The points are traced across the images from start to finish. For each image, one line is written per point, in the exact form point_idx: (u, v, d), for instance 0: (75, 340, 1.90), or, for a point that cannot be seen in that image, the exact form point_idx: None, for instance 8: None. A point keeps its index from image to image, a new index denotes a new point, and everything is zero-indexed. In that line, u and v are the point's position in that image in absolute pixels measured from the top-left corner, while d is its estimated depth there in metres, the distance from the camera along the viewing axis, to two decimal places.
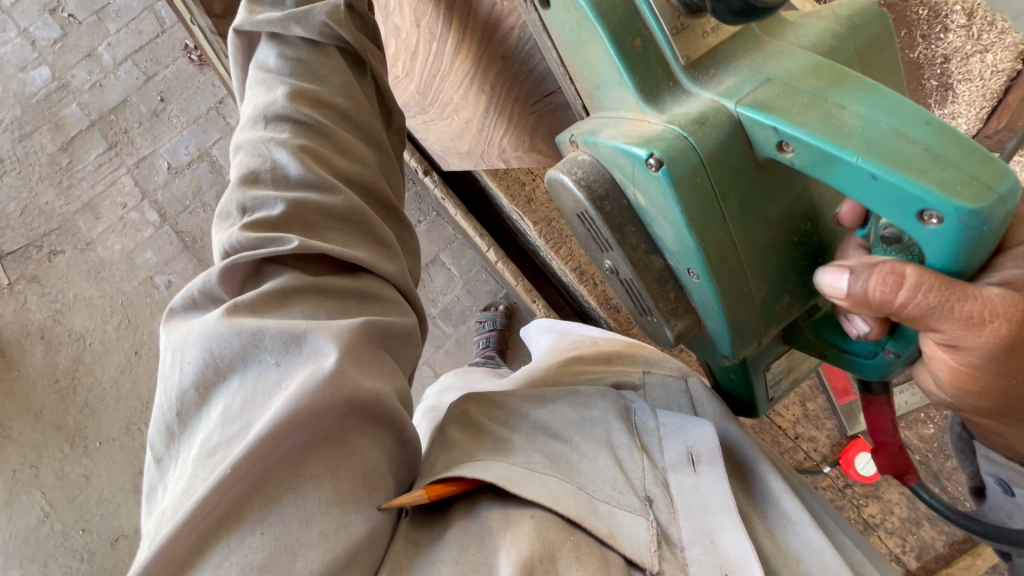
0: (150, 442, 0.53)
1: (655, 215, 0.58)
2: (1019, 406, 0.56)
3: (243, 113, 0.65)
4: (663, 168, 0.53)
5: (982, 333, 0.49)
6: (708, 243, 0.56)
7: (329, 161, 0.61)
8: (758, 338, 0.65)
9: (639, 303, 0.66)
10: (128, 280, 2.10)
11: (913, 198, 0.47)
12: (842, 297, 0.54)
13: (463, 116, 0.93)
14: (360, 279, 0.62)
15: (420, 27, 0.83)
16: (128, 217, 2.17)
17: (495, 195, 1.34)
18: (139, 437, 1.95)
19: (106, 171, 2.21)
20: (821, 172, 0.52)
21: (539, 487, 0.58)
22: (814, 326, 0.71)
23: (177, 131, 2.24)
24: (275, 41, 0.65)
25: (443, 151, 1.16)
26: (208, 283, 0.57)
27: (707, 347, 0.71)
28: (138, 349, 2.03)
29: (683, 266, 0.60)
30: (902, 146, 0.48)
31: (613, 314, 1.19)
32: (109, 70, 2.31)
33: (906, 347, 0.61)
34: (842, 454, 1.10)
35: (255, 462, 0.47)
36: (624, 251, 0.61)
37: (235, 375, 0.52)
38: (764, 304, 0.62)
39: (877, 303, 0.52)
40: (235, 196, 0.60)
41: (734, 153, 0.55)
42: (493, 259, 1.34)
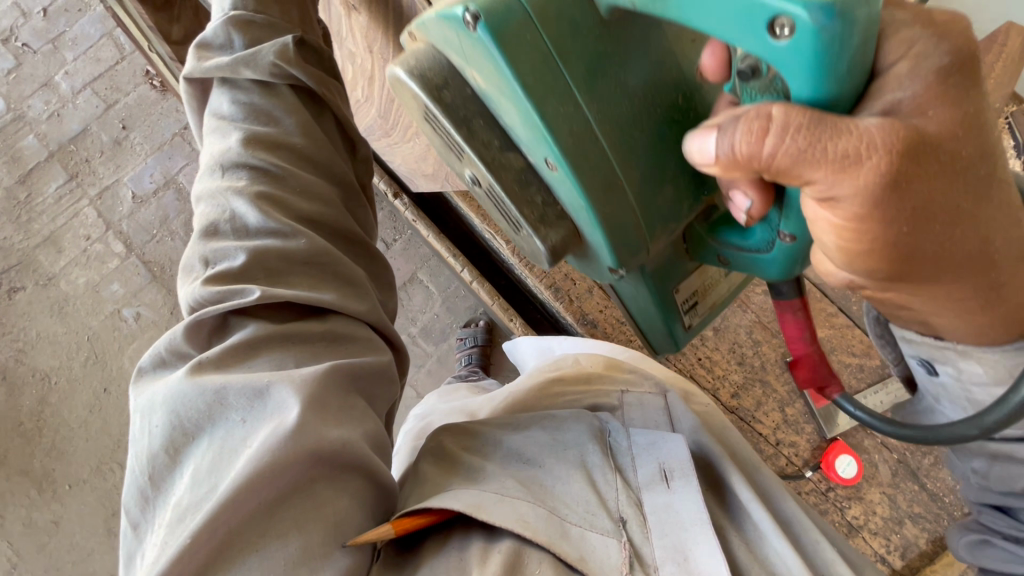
0: (122, 508, 0.51)
1: (498, 98, 0.52)
2: (921, 263, 0.47)
3: (201, 160, 0.63)
4: (480, 23, 0.46)
5: (862, 175, 0.40)
6: (553, 118, 0.49)
7: (288, 204, 0.60)
8: (643, 245, 0.60)
9: (509, 215, 0.60)
10: (95, 314, 2.03)
11: (759, 7, 0.40)
12: (712, 164, 0.45)
13: (425, 140, 0.91)
14: (327, 321, 0.60)
15: (374, 53, 0.83)
16: (92, 248, 2.10)
17: (467, 215, 1.33)
18: (111, 477, 1.87)
19: (68, 202, 2.14)
20: (661, 6, 0.45)
21: (509, 513, 0.57)
22: (712, 228, 0.65)
23: (140, 159, 2.19)
24: (226, 86, 0.63)
25: (410, 174, 1.14)
26: (174, 340, 0.55)
27: (592, 263, 0.65)
28: (108, 386, 1.96)
29: (541, 158, 0.53)
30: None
31: (590, 330, 1.18)
32: (67, 99, 2.25)
33: (799, 226, 0.54)
34: (823, 458, 1.14)
35: (219, 526, 0.45)
36: (476, 150, 0.55)
37: (202, 435, 0.50)
38: (642, 195, 0.56)
39: (744, 160, 0.43)
40: (197, 249, 0.58)
41: (568, 6, 0.49)
42: (467, 279, 1.32)
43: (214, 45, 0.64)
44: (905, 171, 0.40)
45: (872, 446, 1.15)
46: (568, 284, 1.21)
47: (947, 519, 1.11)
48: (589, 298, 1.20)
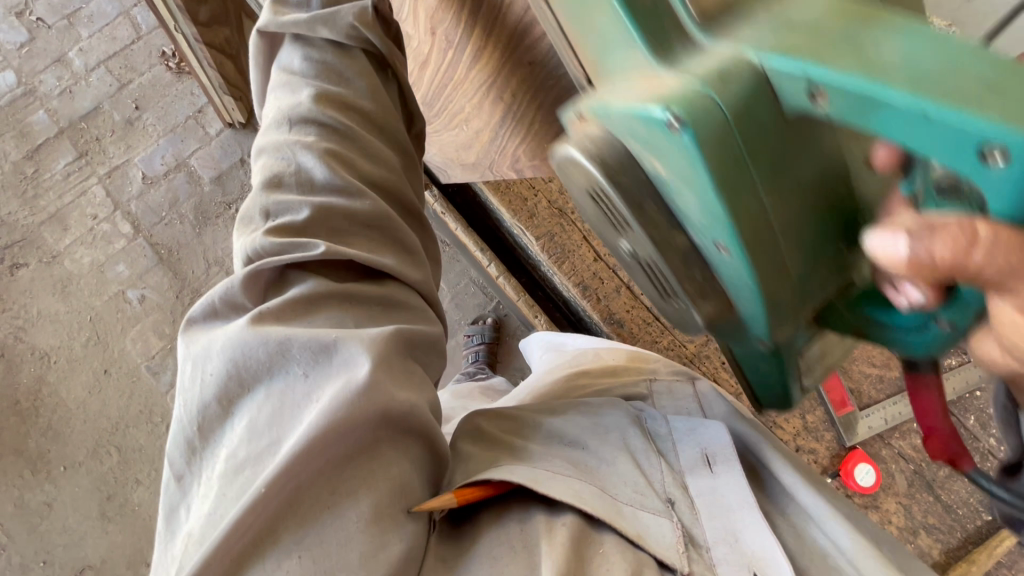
0: (166, 457, 0.48)
1: (676, 188, 0.45)
2: None
3: (266, 115, 0.62)
4: (684, 126, 0.40)
5: None
6: (739, 211, 0.43)
7: (353, 164, 0.59)
8: (795, 317, 0.52)
9: (662, 285, 0.55)
10: (98, 294, 2.00)
11: (969, 139, 0.34)
12: (898, 264, 0.38)
13: (474, 126, 0.90)
14: (385, 285, 0.58)
15: (435, 36, 0.81)
16: (99, 228, 2.07)
17: (496, 211, 1.34)
18: (107, 461, 1.84)
19: (76, 180, 2.12)
20: (863, 122, 0.38)
21: (564, 488, 0.56)
22: (851, 301, 0.54)
23: (152, 140, 2.16)
24: (299, 43, 0.63)
25: (445, 163, 1.14)
26: (230, 289, 0.53)
27: (733, 334, 0.56)
28: (108, 368, 1.93)
29: (708, 240, 0.47)
30: (955, 79, 0.35)
31: (616, 329, 1.18)
32: (80, 76, 2.22)
33: (963, 316, 0.44)
34: (841, 466, 1.15)
35: (288, 481, 0.44)
36: (645, 230, 0.49)
37: (261, 387, 0.48)
38: (802, 276, 0.49)
39: (944, 267, 0.36)
40: (258, 200, 0.56)
41: (760, 103, 0.41)
42: (493, 274, 1.33)
43: (292, 3, 0.65)
44: None
45: (890, 456, 1.17)
46: (597, 283, 1.21)
47: (960, 531, 1.13)
48: (616, 297, 1.20)
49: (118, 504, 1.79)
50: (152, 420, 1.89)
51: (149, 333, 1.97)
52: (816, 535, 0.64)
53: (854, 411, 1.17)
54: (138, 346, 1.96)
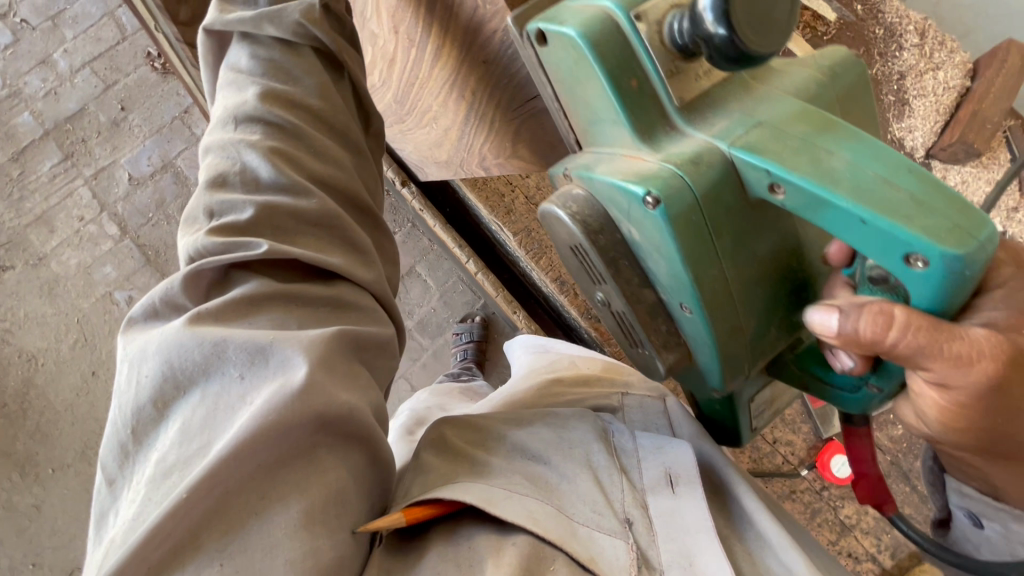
0: (98, 461, 0.45)
1: (649, 251, 0.56)
2: (1003, 441, 0.52)
3: (213, 115, 0.60)
4: (660, 207, 0.51)
5: (972, 373, 0.47)
6: (702, 279, 0.54)
7: (300, 162, 0.56)
8: (746, 370, 0.63)
9: (630, 335, 0.64)
10: (85, 296, 2.00)
11: (900, 241, 0.46)
12: (832, 336, 0.51)
13: (442, 125, 0.90)
14: (334, 286, 0.54)
15: (398, 33, 0.81)
16: (85, 230, 2.07)
17: (474, 206, 1.34)
18: (96, 462, 1.83)
19: (62, 182, 2.11)
20: (811, 213, 0.50)
21: (520, 510, 0.57)
22: (799, 359, 0.67)
23: (138, 141, 2.16)
24: (247, 41, 0.62)
25: (420, 161, 1.14)
26: (170, 289, 0.50)
27: (697, 380, 0.68)
28: (96, 370, 1.93)
29: (675, 300, 0.58)
30: (888, 192, 0.47)
31: (594, 324, 1.18)
32: (65, 77, 2.21)
33: (889, 382, 0.59)
34: (817, 458, 1.15)
35: (214, 486, 0.40)
36: (618, 284, 0.59)
37: (196, 390, 0.45)
38: (755, 337, 0.60)
39: (867, 342, 0.49)
40: (202, 199, 0.54)
41: (727, 191, 0.52)
42: (472, 270, 1.33)
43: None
44: (1009, 377, 0.47)
45: None
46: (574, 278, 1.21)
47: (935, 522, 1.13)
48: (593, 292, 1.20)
49: None
50: None
51: None
52: (771, 559, 0.63)
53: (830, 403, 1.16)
54: None
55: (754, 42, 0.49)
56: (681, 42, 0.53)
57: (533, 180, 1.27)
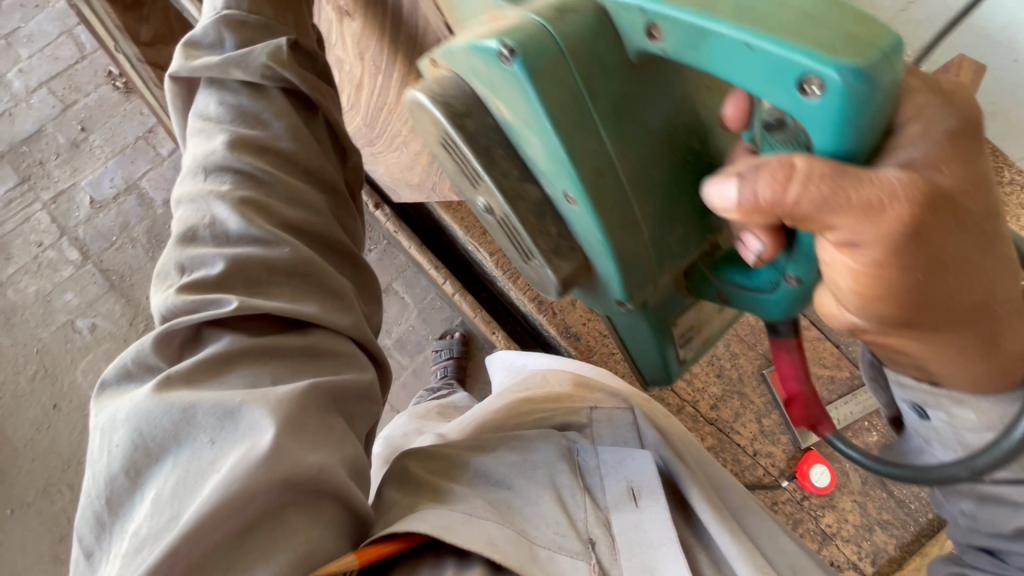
0: (74, 534, 0.42)
1: (521, 130, 0.48)
2: (930, 314, 0.42)
3: (183, 165, 0.56)
4: (516, 58, 0.42)
5: (887, 225, 0.36)
6: (579, 154, 0.46)
7: (272, 210, 0.52)
8: (655, 280, 0.57)
9: (519, 244, 0.55)
10: (45, 326, 1.91)
11: (789, 62, 0.37)
12: (732, 210, 0.41)
13: (413, 149, 0.88)
14: (308, 335, 0.51)
15: (364, 60, 0.81)
16: (44, 256, 1.98)
17: (449, 227, 1.33)
18: (59, 500, 1.74)
19: (18, 207, 2.03)
20: (694, 54, 0.42)
21: (478, 536, 0.53)
22: (714, 266, 0.61)
23: (100, 163, 2.09)
24: (214, 87, 0.57)
25: (392, 183, 1.11)
26: (141, 350, 0.46)
27: (597, 295, 0.61)
28: (58, 402, 1.84)
29: (560, 191, 0.50)
30: (776, 7, 0.39)
31: (573, 343, 1.18)
32: (20, 98, 2.14)
33: (807, 269, 0.50)
34: (797, 468, 1.17)
35: (180, 560, 0.38)
36: (494, 178, 0.51)
37: (167, 458, 0.42)
38: (659, 231, 0.53)
39: (767, 207, 0.38)
40: (173, 255, 0.50)
41: (601, 44, 0.45)
42: (449, 291, 1.31)
43: (204, 44, 0.59)
44: (928, 223, 0.37)
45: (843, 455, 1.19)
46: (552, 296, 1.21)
47: (914, 525, 1.15)
48: (572, 310, 1.20)
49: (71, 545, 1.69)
50: None
51: (101, 364, 1.88)
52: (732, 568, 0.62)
53: None
54: (90, 377, 1.87)
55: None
56: None
57: None
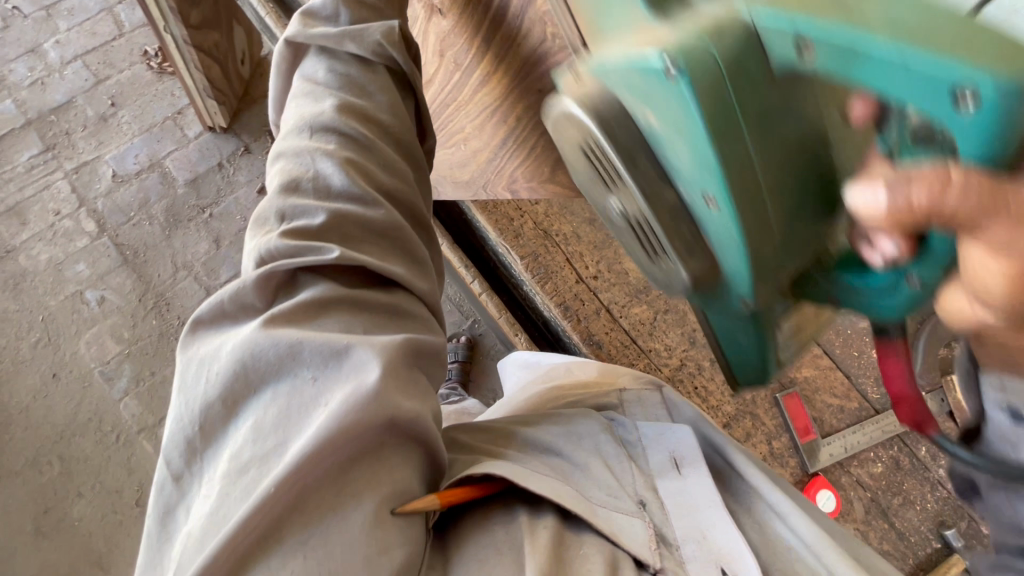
0: (161, 458, 0.47)
1: (670, 137, 0.47)
2: None
3: (286, 120, 0.61)
4: (681, 71, 0.42)
5: None
6: (732, 159, 0.44)
7: (371, 174, 0.57)
8: (777, 278, 0.53)
9: (649, 242, 0.55)
10: (54, 294, 1.91)
11: (942, 78, 0.34)
12: (880, 218, 0.36)
13: (473, 146, 0.92)
14: (394, 293, 0.55)
15: (443, 57, 0.84)
16: (60, 224, 1.99)
17: (481, 228, 1.36)
18: (48, 471, 1.71)
19: (40, 174, 2.04)
20: (848, 69, 0.39)
21: (545, 484, 0.57)
22: (826, 271, 0.55)
23: (126, 138, 2.11)
24: (324, 56, 0.63)
25: (436, 180, 1.15)
26: (240, 290, 0.51)
27: (717, 296, 0.57)
28: (58, 371, 1.83)
29: (699, 195, 0.49)
30: (926, 21, 0.36)
31: (595, 350, 1.21)
32: (55, 68, 2.17)
33: (933, 272, 0.44)
34: (804, 492, 1.19)
35: (296, 482, 0.42)
36: (636, 183, 0.51)
37: (267, 389, 0.47)
38: (788, 233, 0.51)
39: (916, 215, 0.35)
40: (274, 202, 0.54)
41: (752, 61, 0.43)
42: (476, 290, 1.34)
43: (320, 16, 0.64)
44: None
45: (848, 483, 1.22)
46: (578, 303, 1.24)
47: (912, 558, 1.18)
48: (596, 319, 1.23)
49: (55, 518, 1.66)
50: (102, 429, 1.77)
51: (106, 337, 1.87)
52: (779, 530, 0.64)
53: (816, 438, 1.23)
54: (93, 349, 1.85)
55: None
56: None
57: (543, 208, 1.32)
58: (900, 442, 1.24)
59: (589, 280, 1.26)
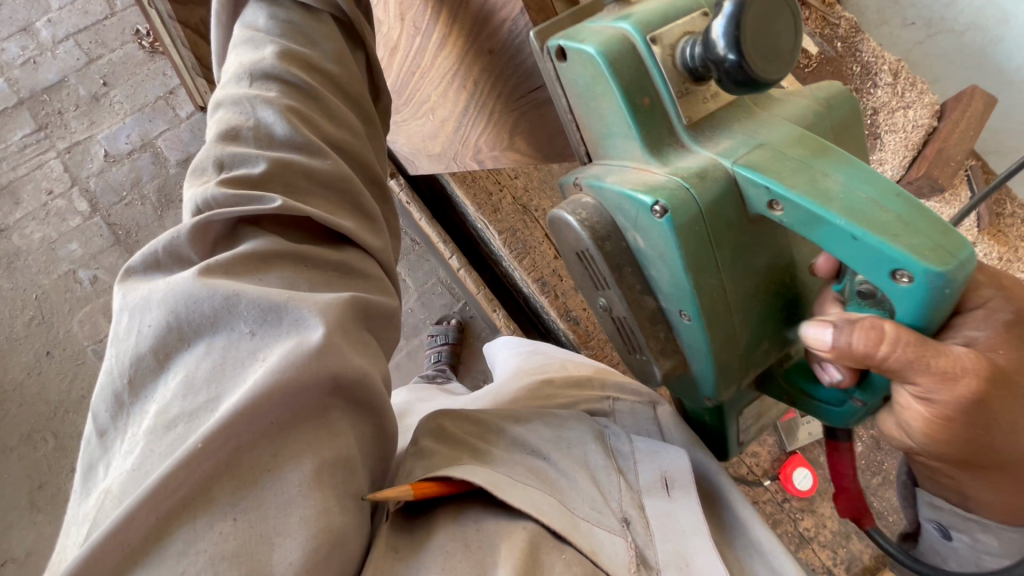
0: (88, 412, 0.42)
1: (653, 258, 0.57)
2: (984, 455, 0.53)
3: (226, 70, 0.58)
4: (667, 215, 0.52)
5: (952, 388, 0.48)
6: (702, 287, 0.56)
7: (315, 123, 0.55)
8: (738, 382, 0.65)
9: (630, 341, 0.65)
10: (46, 273, 1.91)
11: (887, 259, 0.48)
12: (826, 350, 0.52)
13: (440, 115, 0.91)
14: (345, 251, 0.53)
15: (404, 21, 0.82)
16: (53, 204, 1.99)
17: (460, 203, 1.34)
18: (42, 447, 1.71)
19: (33, 153, 2.04)
20: (807, 230, 0.52)
21: (525, 498, 0.55)
22: (786, 373, 0.70)
23: (118, 118, 2.10)
24: (264, 2, 0.60)
25: (412, 154, 1.13)
26: (176, 239, 0.47)
27: (688, 390, 0.70)
28: (51, 349, 1.82)
29: (676, 308, 0.59)
30: (877, 213, 0.49)
31: (572, 326, 1.19)
32: (46, 47, 2.16)
33: (873, 397, 0.59)
34: (781, 470, 1.18)
35: (228, 439, 0.39)
36: (621, 290, 0.60)
37: (201, 342, 0.43)
38: (748, 347, 0.62)
39: (859, 355, 0.50)
40: (212, 151, 0.51)
41: (728, 206, 0.54)
42: (455, 266, 1.34)
43: None
44: (990, 391, 0.49)
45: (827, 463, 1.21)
46: (555, 280, 1.22)
47: None
48: (573, 295, 1.22)
49: (50, 493, 1.65)
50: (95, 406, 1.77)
51: (99, 315, 1.87)
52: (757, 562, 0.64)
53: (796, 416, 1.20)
54: (86, 328, 1.85)
55: (761, 69, 0.50)
56: (692, 66, 0.53)
57: (521, 182, 1.30)
58: None
59: None
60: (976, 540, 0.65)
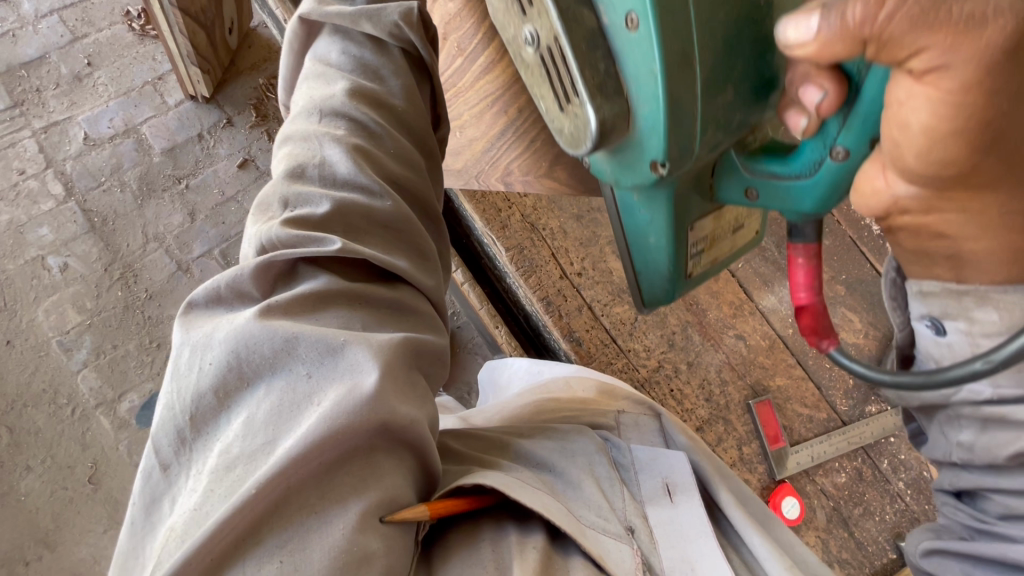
0: (148, 444, 0.42)
1: None
2: (995, 152, 0.43)
3: (296, 102, 0.58)
4: None
5: (980, 39, 0.37)
6: None
7: (379, 162, 0.54)
8: (691, 149, 0.61)
9: (567, 80, 0.61)
10: (12, 257, 1.80)
11: None
12: (809, 45, 0.43)
13: (469, 134, 0.90)
14: (397, 289, 0.52)
15: (446, 39, 0.82)
16: (24, 185, 1.89)
17: (469, 218, 1.33)
18: None
19: (5, 130, 1.93)
20: None
21: (534, 497, 0.53)
22: (750, 156, 0.67)
23: (101, 101, 2.01)
24: (339, 35, 0.61)
25: None
26: (238, 276, 0.47)
27: (631, 161, 0.66)
28: (12, 339, 1.71)
29: (623, 15, 0.56)
30: None
31: (574, 347, 1.20)
32: (27, 21, 2.06)
33: (857, 138, 0.56)
34: (770, 498, 1.20)
35: (282, 482, 0.38)
36: None
37: (261, 384, 0.42)
38: (706, 85, 0.57)
39: (854, 29, 0.40)
40: (278, 189, 0.51)
41: None
42: (459, 280, 1.34)
43: None
44: None
45: (813, 492, 1.24)
46: (560, 299, 1.22)
47: (868, 566, 1.20)
48: (578, 315, 1.22)
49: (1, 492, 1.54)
50: (56, 402, 1.66)
51: (66, 306, 1.76)
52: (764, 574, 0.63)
53: (785, 446, 1.24)
54: (51, 318, 1.74)
55: None
56: None
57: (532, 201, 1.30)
58: (864, 453, 1.28)
59: (573, 277, 1.25)
60: (971, 325, 0.56)
